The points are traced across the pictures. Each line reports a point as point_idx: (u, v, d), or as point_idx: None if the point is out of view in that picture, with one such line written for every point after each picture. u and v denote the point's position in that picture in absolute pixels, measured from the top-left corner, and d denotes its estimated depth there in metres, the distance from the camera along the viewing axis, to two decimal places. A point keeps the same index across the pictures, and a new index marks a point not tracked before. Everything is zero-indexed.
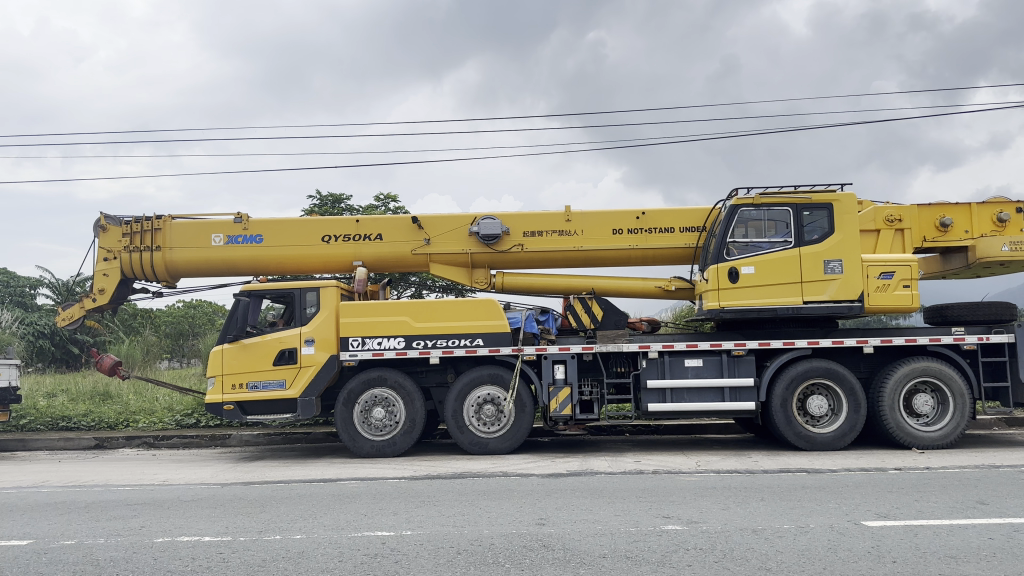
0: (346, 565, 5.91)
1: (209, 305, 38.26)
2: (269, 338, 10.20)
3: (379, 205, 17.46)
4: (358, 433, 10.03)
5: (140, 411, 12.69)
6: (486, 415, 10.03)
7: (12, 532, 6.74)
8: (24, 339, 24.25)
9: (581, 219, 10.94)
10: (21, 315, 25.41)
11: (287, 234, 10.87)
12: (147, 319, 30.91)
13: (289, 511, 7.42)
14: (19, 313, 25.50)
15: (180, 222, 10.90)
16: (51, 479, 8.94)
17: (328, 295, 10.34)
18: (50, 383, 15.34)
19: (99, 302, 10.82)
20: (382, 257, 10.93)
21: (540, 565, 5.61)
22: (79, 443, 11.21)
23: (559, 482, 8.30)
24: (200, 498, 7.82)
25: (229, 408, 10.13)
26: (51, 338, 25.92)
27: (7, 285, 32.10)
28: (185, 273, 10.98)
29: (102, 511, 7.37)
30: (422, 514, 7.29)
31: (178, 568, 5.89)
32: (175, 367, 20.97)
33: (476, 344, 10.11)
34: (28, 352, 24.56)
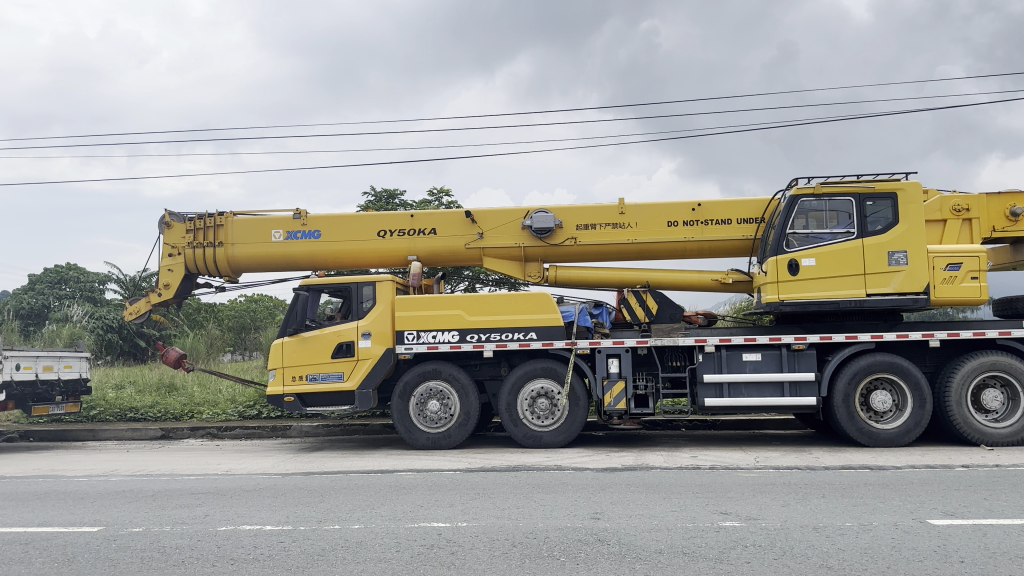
0: (402, 555, 6.03)
1: (270, 300, 39.20)
2: (328, 331, 10.36)
3: (433, 200, 17.49)
4: (414, 425, 10.11)
5: (205, 402, 13.04)
6: (540, 409, 10.00)
7: (85, 518, 7.01)
8: (93, 332, 25.14)
9: (636, 211, 10.84)
10: (93, 311, 26.59)
11: (345, 230, 11.02)
12: (211, 313, 31.82)
13: (348, 502, 7.56)
14: (89, 309, 26.56)
15: (241, 218, 11.15)
16: (120, 468, 9.24)
17: (383, 289, 10.44)
18: (119, 375, 15.85)
19: (165, 297, 11.13)
20: (437, 251, 10.99)
21: (595, 558, 5.62)
22: (146, 433, 11.56)
23: (614, 476, 8.26)
24: (262, 486, 8.03)
25: (290, 400, 10.32)
26: (120, 333, 26.87)
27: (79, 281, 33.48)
28: (247, 269, 11.23)
29: (169, 499, 7.61)
30: (477, 506, 7.35)
31: (240, 557, 6.11)
32: (237, 358, 21.46)
33: (529, 337, 10.10)
34: (97, 346, 25.36)
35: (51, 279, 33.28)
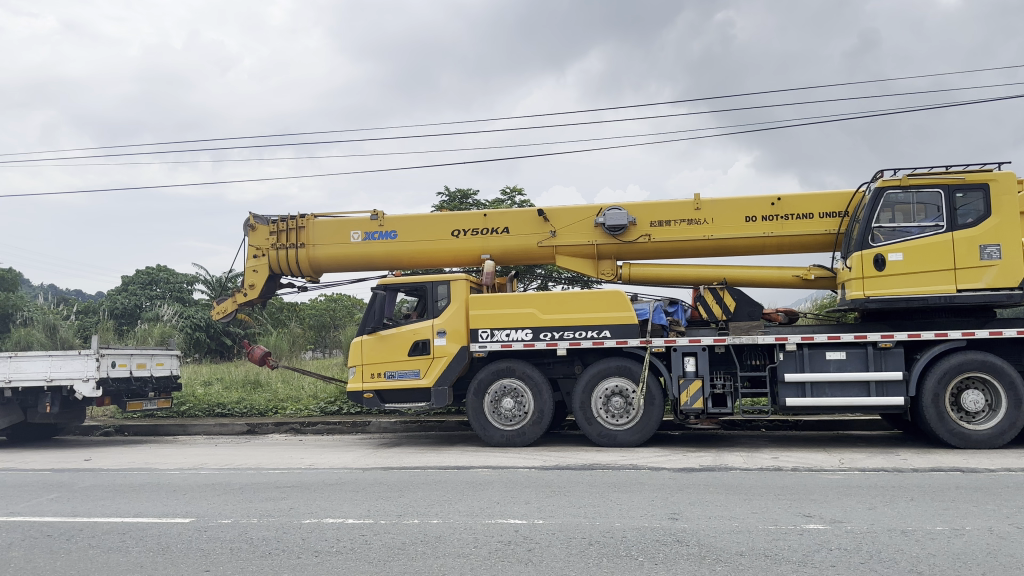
0: (481, 551, 6.10)
1: (348, 299, 40.13)
2: (404, 329, 10.55)
3: (506, 199, 17.60)
4: (488, 422, 10.20)
5: (288, 398, 13.44)
6: (614, 407, 9.94)
7: (178, 509, 7.34)
8: (183, 332, 26.18)
9: (712, 207, 10.66)
10: (183, 311, 27.76)
11: (421, 230, 11.19)
12: (293, 312, 32.78)
13: (426, 497, 7.69)
14: (178, 308, 27.72)
15: (321, 219, 11.45)
16: (209, 462, 9.61)
17: (457, 288, 10.56)
18: (208, 372, 16.50)
19: (250, 297, 11.52)
20: (510, 250, 11.05)
21: (674, 560, 5.55)
22: (233, 428, 11.99)
23: (692, 477, 8.15)
24: (343, 481, 8.23)
25: (369, 396, 10.56)
26: (207, 331, 27.97)
27: (170, 282, 35.00)
28: (327, 269, 11.52)
29: (256, 492, 7.89)
30: (553, 504, 7.37)
31: (323, 549, 6.29)
32: (318, 355, 22.05)
33: (603, 335, 10.05)
34: (187, 344, 26.42)
35: (144, 280, 34.88)
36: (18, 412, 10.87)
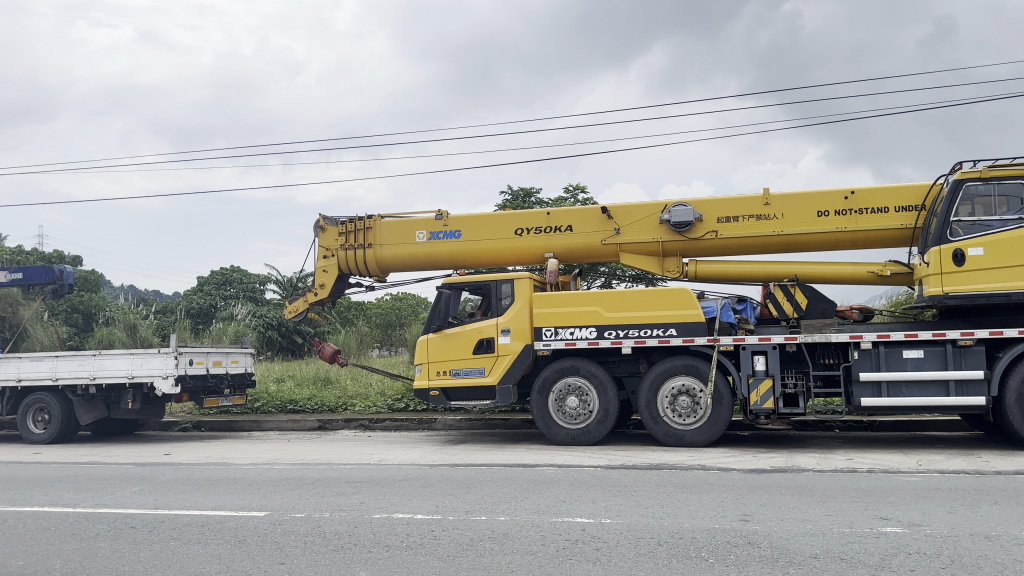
0: (548, 549, 6.11)
1: (413, 298, 40.66)
2: (469, 328, 10.64)
3: (568, 197, 17.57)
4: (553, 420, 10.21)
5: (357, 395, 13.70)
6: (681, 407, 9.83)
7: (254, 503, 7.57)
8: (256, 330, 26.95)
9: (781, 202, 10.43)
10: (256, 310, 28.60)
11: (485, 229, 11.27)
12: (360, 311, 33.41)
13: (493, 494, 7.74)
14: (250, 308, 28.54)
15: (388, 220, 11.64)
16: (282, 457, 9.88)
17: (521, 286, 10.58)
18: (281, 369, 16.96)
19: (321, 296, 11.80)
20: (573, 248, 11.02)
21: (745, 561, 5.46)
22: (304, 424, 12.30)
23: (761, 478, 7.99)
24: (411, 477, 8.36)
25: (435, 394, 10.69)
26: (279, 329, 28.72)
27: (243, 282, 36.10)
28: (394, 269, 11.70)
29: (328, 487, 8.07)
30: (620, 503, 7.33)
31: (394, 543, 6.40)
32: (386, 353, 22.42)
33: (669, 334, 9.94)
34: (259, 342, 27.20)
35: (218, 280, 36.00)
36: (103, 408, 11.43)
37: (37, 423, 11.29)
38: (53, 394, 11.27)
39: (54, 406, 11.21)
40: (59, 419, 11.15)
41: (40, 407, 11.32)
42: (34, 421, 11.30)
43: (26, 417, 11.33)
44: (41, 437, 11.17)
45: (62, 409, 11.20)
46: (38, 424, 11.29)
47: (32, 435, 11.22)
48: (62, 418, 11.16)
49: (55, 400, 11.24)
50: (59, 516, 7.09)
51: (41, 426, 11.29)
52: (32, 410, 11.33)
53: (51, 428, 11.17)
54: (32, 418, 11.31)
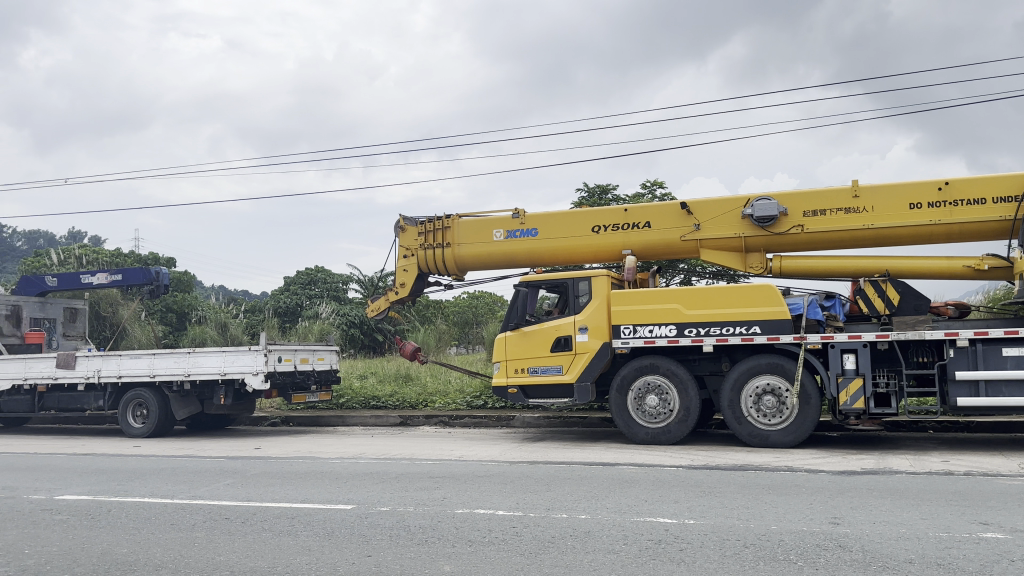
0: (631, 548, 6.04)
1: (490, 296, 41.03)
2: (547, 326, 10.63)
3: (646, 193, 17.37)
4: (632, 419, 10.10)
5: (437, 392, 13.88)
6: (766, 407, 9.58)
7: (341, 496, 7.75)
8: (339, 328, 27.65)
9: (870, 194, 10.05)
10: (339, 309, 29.36)
11: (562, 226, 11.24)
12: (438, 310, 33.86)
13: (574, 492, 7.70)
14: (333, 307, 29.29)
15: (466, 219, 11.74)
16: (366, 452, 10.10)
17: (599, 284, 10.50)
18: (363, 366, 17.35)
19: (401, 295, 12.01)
20: (652, 244, 10.87)
21: (836, 565, 5.27)
22: (386, 420, 12.54)
23: (851, 480, 7.70)
24: (492, 473, 8.40)
25: (513, 391, 10.73)
26: (360, 328, 29.37)
27: (326, 282, 37.15)
28: (472, 267, 11.79)
29: (411, 482, 8.20)
30: (704, 504, 7.19)
31: (476, 539, 6.44)
32: (464, 351, 22.67)
33: (752, 331, 9.70)
34: (342, 340, 27.88)
35: (302, 280, 37.07)
36: (197, 404, 11.97)
37: (136, 418, 11.87)
38: (148, 391, 11.84)
39: (149, 402, 11.78)
40: (155, 413, 11.68)
41: (138, 403, 11.92)
42: (133, 416, 11.88)
43: (125, 412, 11.91)
44: (140, 431, 11.73)
45: (156, 404, 11.74)
46: (136, 419, 11.87)
47: (131, 429, 11.79)
48: (157, 413, 11.69)
49: (150, 396, 11.80)
50: (158, 506, 7.42)
51: (140, 420, 11.87)
52: (130, 406, 11.92)
53: (149, 422, 11.73)
54: (131, 414, 11.90)
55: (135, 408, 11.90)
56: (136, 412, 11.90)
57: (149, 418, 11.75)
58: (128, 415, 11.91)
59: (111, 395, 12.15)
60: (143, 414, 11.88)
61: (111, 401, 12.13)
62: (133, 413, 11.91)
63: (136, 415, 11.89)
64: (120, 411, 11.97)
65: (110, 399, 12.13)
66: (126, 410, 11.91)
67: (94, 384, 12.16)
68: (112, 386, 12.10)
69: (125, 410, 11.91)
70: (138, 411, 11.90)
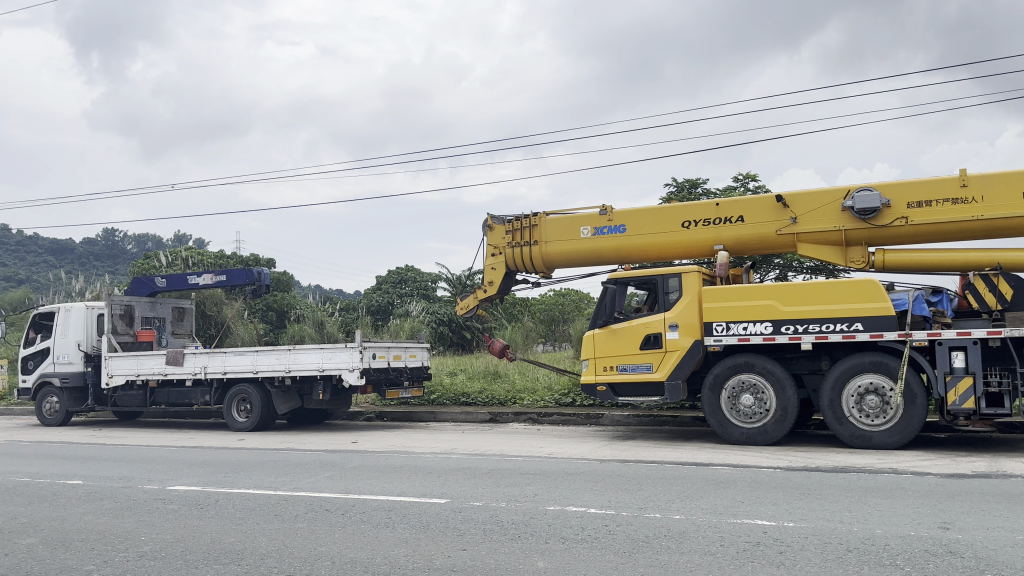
0: (727, 549, 5.91)
1: (577, 294, 40.94)
2: (636, 323, 10.52)
3: (738, 186, 16.99)
4: (726, 418, 9.88)
5: (525, 389, 13.95)
6: (868, 407, 9.20)
7: (435, 490, 7.89)
8: (429, 326, 28.16)
9: (981, 183, 9.52)
10: (428, 307, 29.91)
11: (651, 222, 11.09)
12: (525, 307, 34.03)
13: (666, 491, 7.59)
14: (422, 305, 29.82)
15: (553, 217, 11.73)
16: (457, 447, 10.24)
17: (690, 280, 10.32)
18: (453, 363, 17.62)
19: (489, 293, 12.12)
20: (745, 239, 10.60)
21: (948, 573, 5.01)
22: (476, 416, 12.70)
23: (962, 484, 7.31)
24: (583, 471, 8.38)
25: (602, 389, 10.67)
26: (449, 325, 29.80)
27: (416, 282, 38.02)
28: (560, 265, 11.78)
29: (502, 477, 8.27)
30: (804, 506, 6.96)
31: (570, 536, 6.43)
32: (552, 348, 22.71)
33: (853, 329, 9.33)
34: (431, 337, 28.39)
35: (394, 280, 38.07)
36: (298, 398, 12.30)
37: (240, 412, 12.44)
38: (250, 387, 12.35)
39: (252, 398, 12.31)
40: (258, 409, 12.21)
41: (241, 398, 12.47)
42: (238, 411, 12.45)
43: (230, 407, 12.50)
44: (244, 425, 12.30)
45: (257, 400, 12.26)
46: (240, 413, 12.43)
47: (236, 423, 12.37)
48: (260, 409, 12.21)
49: (252, 392, 12.32)
50: (262, 497, 7.73)
51: (244, 415, 12.42)
52: (234, 401, 12.49)
53: (252, 417, 12.26)
54: (236, 408, 12.47)
55: (239, 403, 12.46)
56: (240, 407, 12.47)
57: (252, 413, 12.29)
58: (234, 409, 12.50)
59: (217, 391, 12.75)
60: (247, 409, 12.43)
61: (217, 396, 12.74)
62: (237, 408, 12.48)
63: (240, 410, 12.45)
64: (226, 406, 12.58)
65: (215, 394, 12.74)
66: (231, 405, 12.49)
67: (200, 379, 12.78)
68: (217, 382, 12.69)
69: (230, 405, 12.50)
70: (241, 406, 12.46)
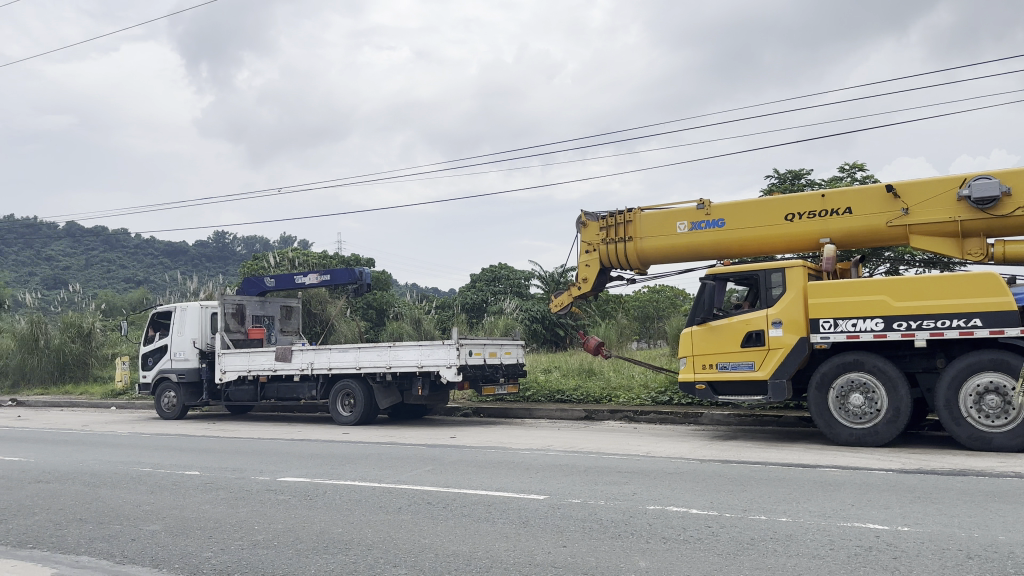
0: (838, 554, 5.68)
1: (672, 290, 40.29)
2: (737, 320, 10.26)
3: (844, 177, 16.34)
4: (834, 419, 9.51)
5: (621, 386, 13.83)
6: (989, 407, 8.66)
7: (534, 487, 7.92)
8: (522, 323, 28.32)
9: None
10: (521, 304, 30.09)
11: (751, 216, 10.80)
12: (619, 304, 33.73)
13: (771, 493, 7.37)
14: (516, 302, 30.02)
15: (648, 212, 11.58)
16: (554, 444, 10.26)
17: (794, 275, 9.98)
18: (548, 360, 17.65)
19: (584, 290, 12.08)
20: (853, 232, 10.18)
21: None
22: (571, 414, 12.68)
23: None
24: (683, 471, 8.23)
25: (702, 388, 10.46)
26: (542, 322, 29.88)
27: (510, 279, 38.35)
28: (656, 261, 11.62)
29: (601, 475, 8.22)
30: (919, 511, 6.61)
31: (671, 536, 6.33)
32: (647, 345, 22.44)
33: (973, 325, 8.82)
34: (525, 334, 28.55)
35: (487, 277, 38.52)
36: (398, 394, 12.65)
37: (342, 407, 12.83)
38: (352, 382, 12.73)
39: (354, 393, 12.69)
40: (360, 403, 12.57)
41: (344, 393, 12.86)
42: (341, 405, 12.85)
43: (333, 401, 12.91)
44: (347, 419, 12.68)
45: (360, 395, 12.61)
46: (343, 408, 12.83)
47: (339, 417, 12.77)
48: (362, 404, 12.57)
49: (354, 387, 12.69)
50: (367, 490, 7.95)
51: (346, 409, 12.81)
52: (337, 396, 12.89)
53: (354, 411, 12.63)
54: (339, 403, 12.87)
55: (342, 398, 12.86)
56: (342, 402, 12.86)
57: (354, 408, 12.65)
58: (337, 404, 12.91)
59: (321, 385, 13.20)
60: (349, 403, 12.82)
61: (321, 391, 13.18)
62: (340, 403, 12.88)
63: (343, 405, 12.84)
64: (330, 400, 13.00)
65: (320, 389, 13.19)
66: (334, 400, 12.90)
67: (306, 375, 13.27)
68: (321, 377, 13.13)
69: (334, 400, 12.91)
70: (344, 401, 12.84)
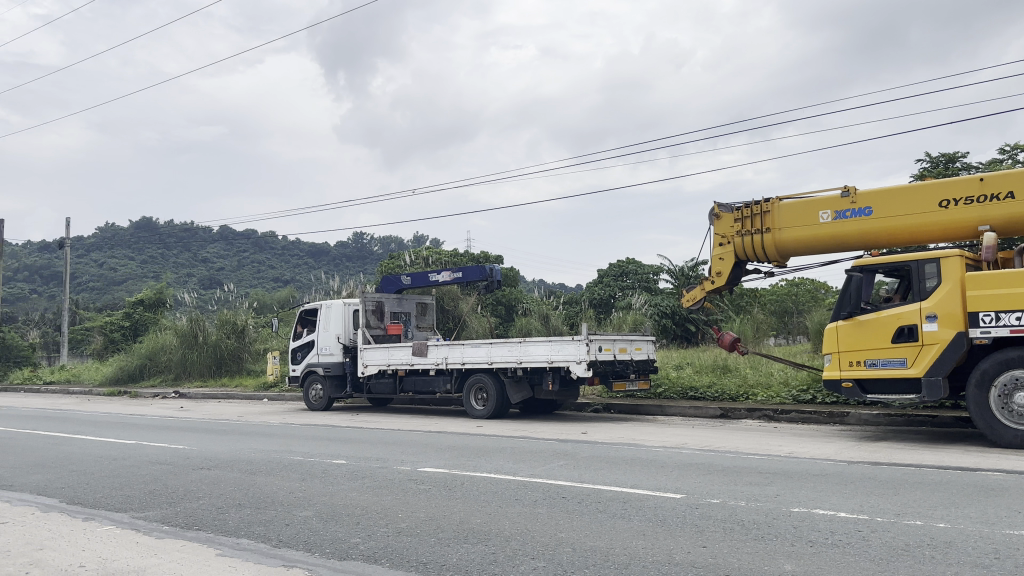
0: (1006, 564, 5.24)
1: (810, 283, 38.44)
2: (886, 314, 9.68)
3: (1007, 158, 15.05)
4: (996, 420, 8.79)
5: (758, 384, 13.35)
6: None
7: (671, 485, 7.79)
8: (652, 318, 27.89)
9: None
10: (650, 299, 29.64)
11: (901, 203, 10.15)
12: (753, 298, 32.55)
13: (927, 498, 6.89)
14: (644, 297, 29.60)
15: (787, 202, 11.12)
16: (689, 442, 10.05)
17: (950, 265, 9.30)
18: (681, 356, 17.30)
19: (717, 284, 11.76)
20: (1017, 219, 9.37)
21: None
22: (706, 412, 12.38)
23: None
24: (829, 472, 7.84)
25: (848, 386, 9.94)
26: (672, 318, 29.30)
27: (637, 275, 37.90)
28: (795, 253, 11.14)
29: (741, 475, 7.97)
30: None
31: (818, 539, 6.05)
32: (786, 341, 21.53)
33: None
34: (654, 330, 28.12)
35: (615, 273, 38.21)
36: (529, 389, 12.72)
37: (477, 401, 13.13)
38: (485, 377, 13.00)
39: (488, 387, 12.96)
40: (494, 398, 12.83)
41: (478, 387, 13.16)
42: (475, 399, 13.16)
43: (468, 395, 13.24)
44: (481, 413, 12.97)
45: (493, 390, 12.88)
46: (477, 402, 13.13)
47: (474, 411, 13.07)
48: (495, 398, 12.82)
49: (488, 382, 12.96)
50: (504, 482, 8.09)
51: (480, 403, 13.10)
52: (471, 390, 13.21)
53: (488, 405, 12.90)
54: (473, 397, 13.19)
55: (476, 392, 13.17)
56: (477, 396, 13.16)
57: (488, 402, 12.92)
58: (471, 398, 13.23)
59: (455, 380, 13.56)
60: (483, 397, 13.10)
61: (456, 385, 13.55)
62: (475, 397, 13.19)
63: (477, 399, 13.14)
64: (464, 394, 13.35)
65: (454, 383, 13.56)
66: (469, 394, 13.23)
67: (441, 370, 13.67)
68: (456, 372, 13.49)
69: (468, 394, 13.24)
70: (478, 395, 13.14)
